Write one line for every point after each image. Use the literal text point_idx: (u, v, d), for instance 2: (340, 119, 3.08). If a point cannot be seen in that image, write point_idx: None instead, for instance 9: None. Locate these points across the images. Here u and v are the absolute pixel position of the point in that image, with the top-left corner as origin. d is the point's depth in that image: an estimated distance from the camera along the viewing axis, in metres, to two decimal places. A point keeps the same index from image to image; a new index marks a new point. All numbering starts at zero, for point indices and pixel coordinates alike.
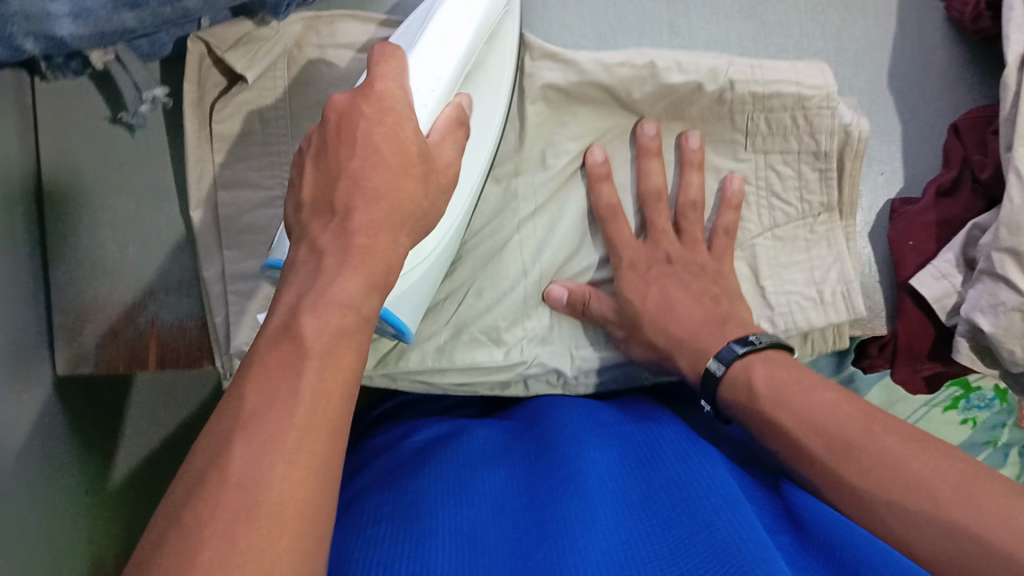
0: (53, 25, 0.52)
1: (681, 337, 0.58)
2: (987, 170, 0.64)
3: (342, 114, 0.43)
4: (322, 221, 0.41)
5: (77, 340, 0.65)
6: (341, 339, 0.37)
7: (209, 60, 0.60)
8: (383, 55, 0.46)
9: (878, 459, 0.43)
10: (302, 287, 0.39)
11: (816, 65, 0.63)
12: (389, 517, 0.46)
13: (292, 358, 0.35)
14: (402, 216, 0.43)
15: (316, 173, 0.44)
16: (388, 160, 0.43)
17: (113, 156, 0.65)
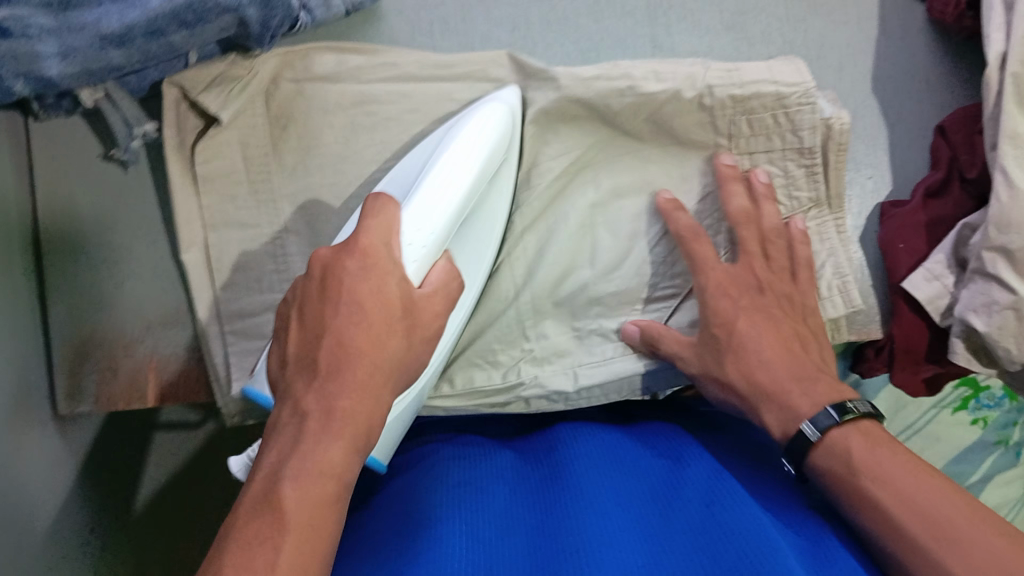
0: (43, 66, 0.53)
1: (769, 387, 0.55)
2: (976, 167, 0.65)
3: (328, 271, 0.45)
4: (306, 377, 0.43)
5: (78, 378, 0.66)
6: (326, 481, 0.41)
7: (186, 105, 0.61)
8: (374, 209, 0.48)
9: (963, 549, 0.43)
10: (295, 423, 0.42)
11: (792, 63, 0.63)
12: (400, 543, 0.47)
13: (270, 514, 0.39)
14: (385, 371, 0.44)
15: (301, 328, 0.45)
16: (373, 323, 0.44)
17: (103, 192, 0.65)
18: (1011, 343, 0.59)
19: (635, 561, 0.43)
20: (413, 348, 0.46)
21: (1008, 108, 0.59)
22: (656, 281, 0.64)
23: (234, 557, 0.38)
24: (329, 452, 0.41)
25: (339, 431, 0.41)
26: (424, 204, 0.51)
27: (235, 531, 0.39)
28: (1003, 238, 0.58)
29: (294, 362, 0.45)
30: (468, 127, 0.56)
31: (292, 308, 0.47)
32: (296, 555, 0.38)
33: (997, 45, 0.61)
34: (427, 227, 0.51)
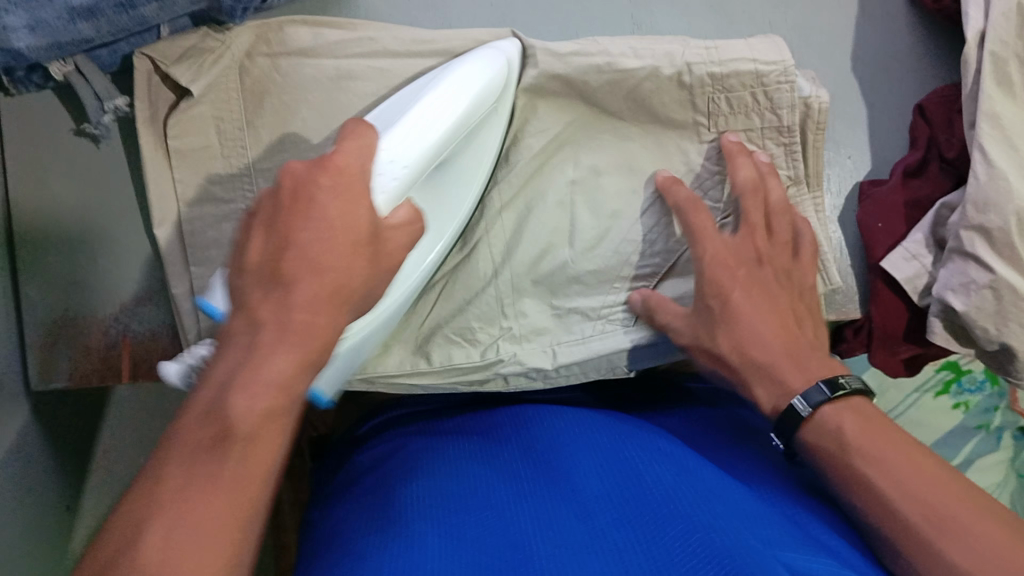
0: (9, 38, 0.52)
1: (761, 365, 0.56)
2: (955, 149, 0.64)
3: (301, 183, 0.43)
4: (266, 294, 0.42)
5: (50, 356, 0.65)
6: (276, 394, 0.40)
7: (157, 77, 0.60)
8: (355, 130, 0.45)
9: (959, 537, 0.43)
10: (246, 335, 0.41)
11: (771, 40, 0.62)
12: (374, 532, 0.48)
13: (217, 424, 0.38)
14: (344, 294, 0.43)
15: (265, 241, 0.43)
16: (342, 244, 0.43)
17: (74, 167, 0.64)
18: (988, 322, 0.59)
19: (607, 542, 0.43)
20: (374, 278, 0.45)
21: (987, 87, 0.59)
22: (637, 259, 0.63)
23: (177, 474, 0.37)
24: (277, 367, 0.40)
25: (291, 346, 0.41)
26: (411, 132, 0.50)
27: (178, 447, 0.38)
28: (982, 218, 0.58)
29: (252, 272, 0.43)
30: (453, 73, 0.55)
31: (256, 216, 0.44)
32: (240, 477, 0.38)
33: (976, 23, 0.61)
34: (412, 154, 0.50)
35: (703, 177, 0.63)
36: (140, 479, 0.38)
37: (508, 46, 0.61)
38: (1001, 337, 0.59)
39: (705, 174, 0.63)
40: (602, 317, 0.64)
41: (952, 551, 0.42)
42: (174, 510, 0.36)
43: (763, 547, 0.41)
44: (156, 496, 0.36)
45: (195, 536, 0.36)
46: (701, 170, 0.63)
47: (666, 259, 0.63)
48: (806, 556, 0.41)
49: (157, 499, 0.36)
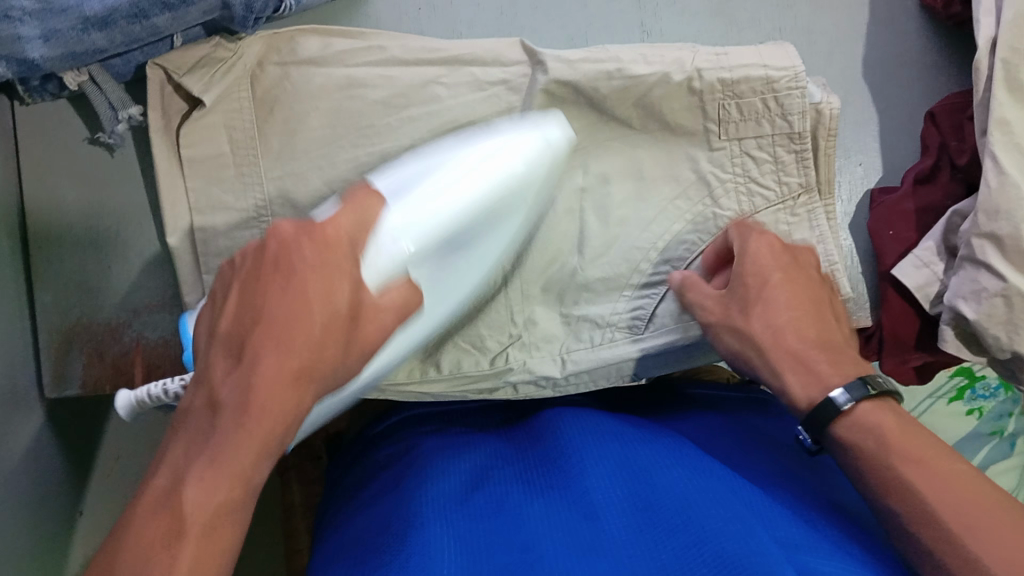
0: (24, 48, 0.53)
1: (790, 353, 0.53)
2: (965, 156, 0.64)
3: (283, 255, 0.42)
4: (229, 360, 0.41)
5: (63, 362, 0.66)
6: (230, 485, 0.39)
7: (171, 86, 0.61)
8: (357, 203, 0.47)
9: (987, 541, 0.42)
10: (204, 415, 0.41)
11: (781, 48, 0.61)
12: (385, 547, 0.49)
13: (172, 512, 0.38)
14: (314, 376, 0.42)
15: (239, 305, 0.43)
16: (297, 336, 0.41)
17: (89, 175, 0.65)
18: (1000, 330, 0.58)
19: (618, 546, 0.44)
20: (345, 364, 0.43)
21: (998, 94, 0.59)
22: (647, 268, 0.64)
23: (134, 550, 0.38)
24: (235, 459, 0.39)
25: (242, 434, 0.40)
26: (414, 219, 0.53)
27: (140, 516, 0.39)
28: (992, 225, 0.58)
29: (221, 338, 0.42)
30: (468, 159, 0.56)
31: (237, 270, 0.44)
32: (199, 559, 0.38)
33: (987, 30, 0.61)
34: (406, 240, 0.52)
35: (713, 185, 0.63)
36: (110, 538, 0.39)
37: (553, 128, 0.58)
38: (1011, 346, 0.58)
39: (715, 181, 0.63)
40: (612, 325, 0.64)
41: (959, 559, 0.42)
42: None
43: (775, 548, 0.41)
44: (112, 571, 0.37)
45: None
46: (709, 178, 0.63)
47: (680, 265, 0.63)
48: (818, 556, 0.42)
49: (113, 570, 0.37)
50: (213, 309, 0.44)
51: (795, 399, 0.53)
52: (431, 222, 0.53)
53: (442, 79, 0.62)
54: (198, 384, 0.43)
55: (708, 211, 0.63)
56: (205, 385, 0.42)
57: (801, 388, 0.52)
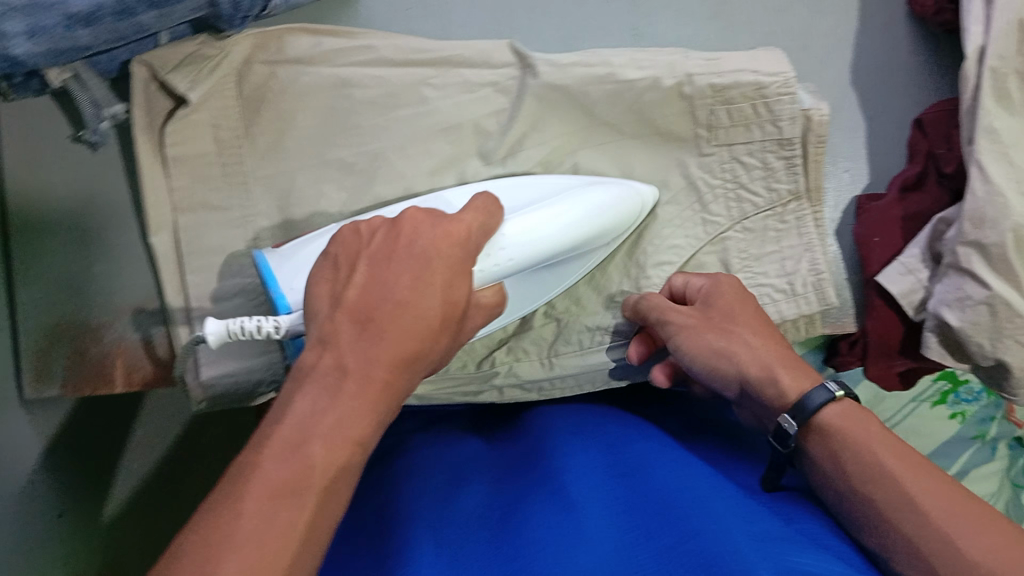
0: (8, 44, 0.51)
1: (767, 360, 0.52)
2: (952, 163, 0.64)
3: (407, 240, 0.42)
4: (353, 327, 0.39)
5: (44, 362, 0.66)
6: (347, 448, 0.37)
7: (155, 85, 0.59)
8: (488, 208, 0.49)
9: (970, 525, 0.42)
10: (332, 374, 0.38)
11: (771, 53, 0.61)
12: (375, 550, 0.48)
13: (299, 464, 0.35)
14: (423, 362, 0.41)
15: (365, 280, 0.41)
16: (427, 318, 0.40)
17: (74, 171, 0.64)
18: (984, 338, 0.59)
19: (593, 540, 0.43)
20: (443, 354, 0.43)
21: (985, 103, 0.60)
22: (636, 271, 0.64)
23: (258, 497, 0.34)
24: (344, 417, 0.37)
25: (365, 404, 0.38)
26: (524, 223, 0.53)
27: (266, 457, 0.35)
28: (978, 234, 0.58)
29: (347, 306, 0.40)
30: (595, 194, 0.57)
31: (346, 248, 0.43)
32: (318, 520, 0.35)
33: (976, 39, 0.61)
34: (524, 248, 0.52)
35: (702, 191, 0.63)
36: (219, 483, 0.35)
37: (648, 190, 0.61)
38: (996, 353, 0.59)
39: (705, 187, 0.63)
40: (598, 328, 0.64)
41: (948, 564, 0.41)
42: (260, 530, 0.33)
43: (748, 544, 0.41)
44: (230, 516, 0.33)
45: (273, 558, 0.33)
46: (700, 184, 0.63)
47: (669, 269, 0.63)
48: (807, 553, 0.42)
49: (240, 517, 0.33)
50: (328, 283, 0.42)
51: (785, 401, 0.50)
52: (548, 240, 0.54)
53: (432, 79, 0.62)
54: (316, 347, 0.39)
55: (698, 216, 0.63)
56: (321, 347, 0.39)
57: (793, 383, 0.51)
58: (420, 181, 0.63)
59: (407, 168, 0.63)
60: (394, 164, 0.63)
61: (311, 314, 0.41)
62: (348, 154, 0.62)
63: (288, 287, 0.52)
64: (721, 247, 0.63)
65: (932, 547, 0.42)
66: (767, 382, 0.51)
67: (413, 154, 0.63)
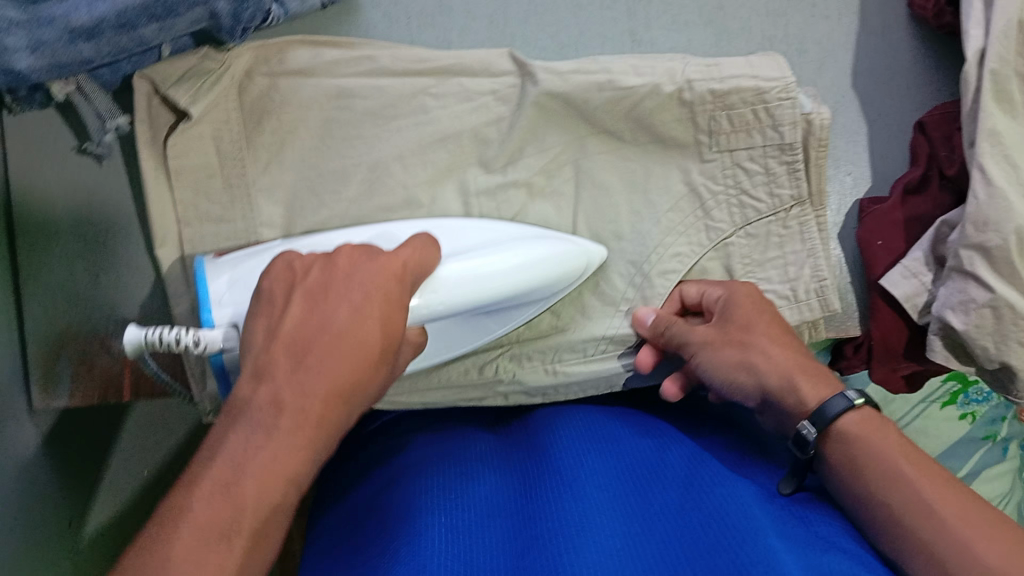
0: (10, 59, 0.52)
1: (787, 366, 0.52)
2: (955, 165, 0.65)
3: (344, 272, 0.44)
4: (288, 360, 0.41)
5: (53, 369, 0.66)
6: (282, 486, 0.39)
7: (157, 99, 0.60)
8: (419, 247, 0.51)
9: (985, 535, 0.43)
10: (266, 411, 0.39)
11: (771, 58, 0.61)
12: (382, 545, 0.49)
13: (228, 503, 0.37)
14: (358, 390, 0.42)
15: (301, 312, 0.43)
16: (362, 347, 0.42)
17: (78, 184, 0.65)
18: (988, 341, 0.59)
19: (607, 540, 0.44)
20: (379, 382, 0.44)
21: (987, 105, 0.59)
22: (639, 280, 0.63)
23: (192, 537, 0.36)
24: (283, 455, 0.39)
25: (300, 441, 0.39)
26: (466, 263, 0.54)
27: (198, 498, 0.37)
28: (981, 237, 0.58)
29: (280, 339, 0.42)
30: (539, 250, 0.58)
31: (281, 281, 0.45)
32: (247, 559, 0.37)
33: (976, 42, 0.61)
34: (459, 289, 0.53)
35: (705, 197, 0.63)
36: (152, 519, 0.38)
37: (594, 248, 0.61)
38: (1000, 356, 0.59)
39: (707, 193, 0.62)
40: (605, 337, 0.64)
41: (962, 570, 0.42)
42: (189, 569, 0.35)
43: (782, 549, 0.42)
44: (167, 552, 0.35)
45: None
46: (701, 190, 0.63)
47: (674, 277, 0.62)
48: (830, 556, 0.43)
49: (171, 556, 0.35)
50: (263, 317, 0.44)
51: (806, 408, 0.51)
52: (482, 285, 0.54)
53: (431, 89, 0.62)
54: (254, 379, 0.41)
55: (700, 223, 0.63)
56: (256, 380, 0.41)
57: (810, 391, 0.51)
58: (419, 191, 0.64)
59: (408, 177, 0.63)
60: (394, 175, 0.63)
61: (247, 343, 0.43)
62: (348, 163, 0.63)
63: (216, 299, 0.53)
64: (724, 252, 0.63)
65: (948, 555, 0.43)
66: (784, 389, 0.52)
67: (412, 164, 0.63)
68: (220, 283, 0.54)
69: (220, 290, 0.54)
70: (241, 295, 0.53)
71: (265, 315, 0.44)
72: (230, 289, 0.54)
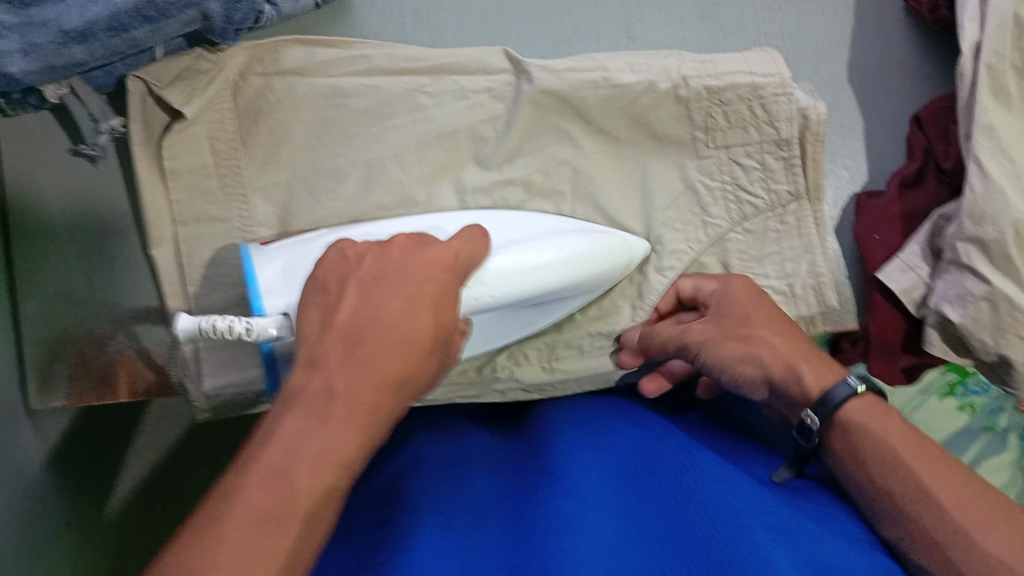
0: (3, 62, 0.52)
1: (789, 356, 0.52)
2: (951, 158, 0.65)
3: (398, 263, 0.44)
4: (343, 349, 0.40)
5: (49, 372, 0.66)
6: (333, 471, 0.38)
7: (151, 100, 0.60)
8: (472, 239, 0.51)
9: (990, 523, 0.43)
10: (321, 396, 0.39)
11: (767, 54, 0.61)
12: (375, 540, 0.49)
13: (281, 485, 0.36)
14: (413, 381, 0.42)
15: (356, 302, 0.43)
16: (413, 340, 0.42)
17: (73, 186, 0.65)
18: (986, 334, 0.59)
19: (605, 536, 0.44)
20: (433, 373, 0.44)
21: (982, 98, 0.59)
22: (639, 275, 0.63)
23: (242, 522, 0.35)
24: (336, 444, 0.38)
25: (351, 427, 0.39)
26: (513, 256, 0.54)
27: (249, 482, 0.36)
28: (978, 230, 0.58)
29: (335, 330, 0.42)
30: (580, 245, 0.57)
31: (334, 271, 0.45)
32: (300, 546, 0.36)
33: (971, 36, 0.61)
34: (504, 282, 0.53)
35: (702, 194, 0.62)
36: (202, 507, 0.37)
37: (637, 242, 0.61)
38: (999, 350, 0.58)
39: (703, 190, 0.62)
40: (602, 334, 0.64)
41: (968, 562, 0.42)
42: (239, 556, 0.34)
43: (773, 547, 0.42)
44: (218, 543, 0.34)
45: None
46: (698, 186, 0.62)
47: (672, 273, 0.62)
48: (824, 546, 0.43)
49: (221, 543, 0.35)
50: (317, 307, 0.44)
51: (808, 398, 0.51)
52: (527, 279, 0.54)
53: (426, 88, 0.62)
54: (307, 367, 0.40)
55: (698, 219, 0.63)
56: (310, 368, 0.40)
57: (815, 381, 0.51)
58: (415, 189, 0.63)
59: (405, 174, 0.63)
60: (391, 172, 0.63)
61: (300, 335, 0.43)
62: (344, 162, 0.63)
63: (267, 287, 0.52)
64: (721, 248, 0.63)
65: (946, 539, 0.43)
66: (790, 380, 0.52)
67: (409, 162, 0.63)
68: (271, 271, 0.53)
69: (270, 279, 0.53)
70: (296, 280, 0.53)
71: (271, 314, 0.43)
72: (284, 276, 0.53)
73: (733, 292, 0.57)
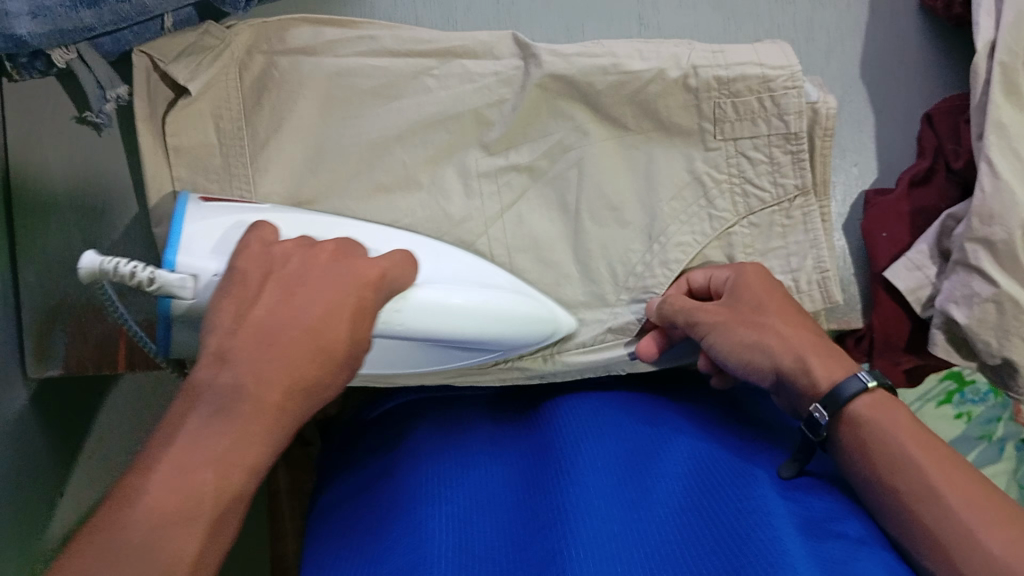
0: (12, 23, 0.51)
1: (797, 348, 0.52)
2: (960, 160, 0.64)
3: (322, 270, 0.44)
4: (252, 349, 0.40)
5: (45, 340, 0.65)
6: (243, 475, 0.38)
7: (157, 75, 0.60)
8: (401, 263, 0.49)
9: (996, 521, 0.42)
10: (226, 392, 0.39)
11: (778, 45, 0.60)
12: (384, 530, 0.50)
13: (185, 483, 0.37)
14: (314, 394, 0.42)
15: (273, 307, 0.42)
16: (329, 349, 0.42)
17: (79, 154, 0.65)
18: (991, 336, 0.58)
19: (613, 532, 0.45)
20: (337, 385, 0.43)
21: (995, 98, 0.58)
22: (641, 269, 0.63)
23: (149, 518, 0.36)
24: (245, 441, 0.38)
25: (259, 430, 0.39)
26: (444, 290, 0.53)
27: (156, 479, 0.36)
28: (986, 230, 0.57)
29: (247, 330, 0.41)
30: (519, 305, 0.57)
31: (256, 266, 0.44)
32: (204, 548, 0.37)
33: (986, 33, 0.60)
34: (427, 317, 0.52)
35: (708, 186, 0.62)
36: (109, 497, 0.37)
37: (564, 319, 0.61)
38: (1002, 352, 0.58)
39: (710, 182, 0.62)
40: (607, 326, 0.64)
41: (968, 559, 0.42)
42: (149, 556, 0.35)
43: (796, 544, 0.42)
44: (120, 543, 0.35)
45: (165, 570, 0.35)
46: (705, 178, 0.62)
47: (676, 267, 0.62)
48: (830, 543, 0.44)
49: (126, 530, 0.35)
50: (233, 300, 0.42)
51: (817, 391, 0.51)
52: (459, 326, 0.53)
53: (432, 70, 0.62)
54: (217, 363, 0.40)
55: (704, 212, 0.62)
56: (218, 364, 0.40)
57: (824, 373, 0.51)
58: (418, 171, 0.63)
59: (409, 156, 0.63)
60: (394, 153, 0.63)
61: (209, 325, 0.41)
62: (348, 142, 0.62)
63: (187, 244, 0.51)
64: (726, 241, 0.63)
65: (950, 538, 0.43)
66: (799, 370, 0.52)
67: (414, 143, 0.63)
68: (196, 231, 0.51)
69: (195, 237, 0.51)
70: (215, 248, 0.51)
71: (237, 297, 0.42)
72: (209, 241, 0.51)
73: (750, 286, 0.56)
